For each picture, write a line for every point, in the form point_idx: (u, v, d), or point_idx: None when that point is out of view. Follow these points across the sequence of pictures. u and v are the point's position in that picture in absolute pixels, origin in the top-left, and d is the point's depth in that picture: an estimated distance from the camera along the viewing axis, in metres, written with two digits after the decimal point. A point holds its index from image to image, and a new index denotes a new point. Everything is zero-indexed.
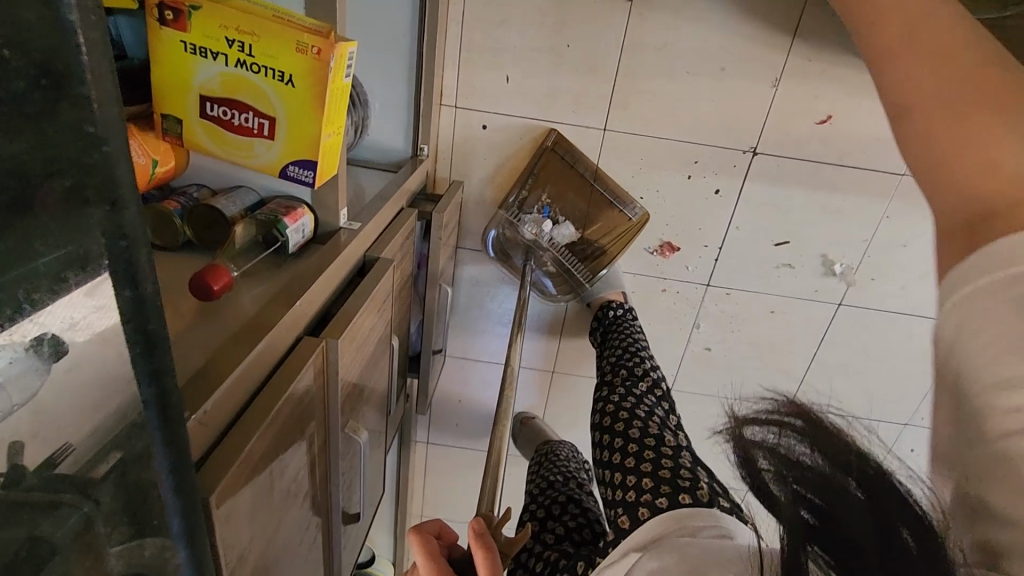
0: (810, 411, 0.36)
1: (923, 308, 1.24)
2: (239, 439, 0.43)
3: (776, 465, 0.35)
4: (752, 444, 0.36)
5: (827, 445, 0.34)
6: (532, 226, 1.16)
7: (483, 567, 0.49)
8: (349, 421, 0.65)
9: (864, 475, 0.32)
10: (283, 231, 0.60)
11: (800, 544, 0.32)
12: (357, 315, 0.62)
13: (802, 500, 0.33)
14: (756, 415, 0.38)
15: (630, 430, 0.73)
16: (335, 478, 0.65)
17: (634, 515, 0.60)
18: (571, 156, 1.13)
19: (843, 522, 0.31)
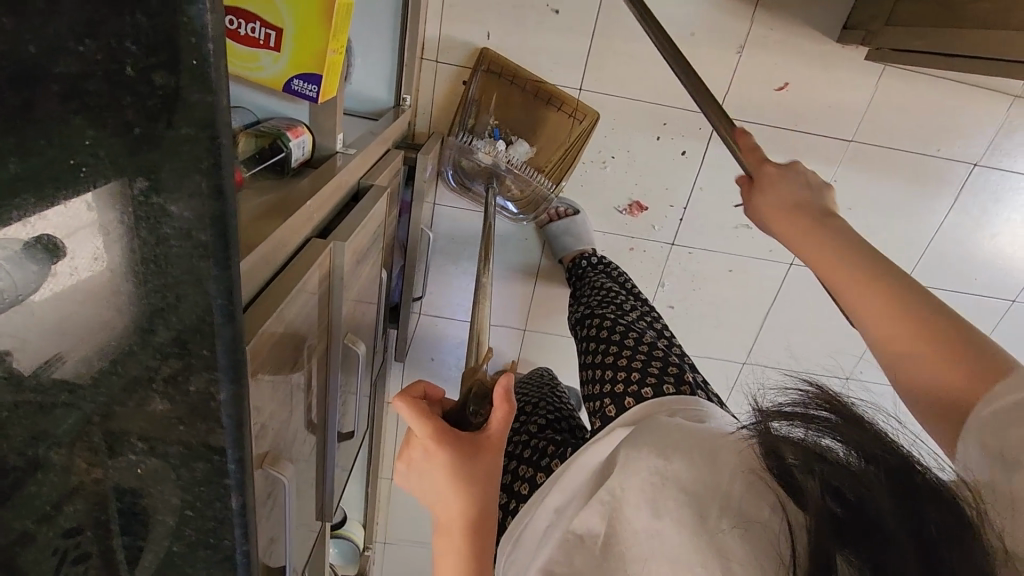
0: (838, 408, 0.44)
1: None
2: (258, 313, 0.45)
3: (802, 460, 0.43)
4: (781, 436, 0.45)
5: (854, 441, 0.41)
6: (486, 149, 1.13)
7: (501, 415, 0.52)
8: (348, 336, 0.67)
9: (891, 466, 0.39)
10: (286, 143, 0.62)
11: (827, 531, 0.39)
12: (358, 230, 0.65)
13: (826, 486, 0.40)
14: (783, 411, 0.46)
15: (625, 338, 0.87)
16: (333, 394, 0.66)
17: (622, 403, 0.76)
18: (505, 73, 1.12)
19: (864, 505, 0.38)
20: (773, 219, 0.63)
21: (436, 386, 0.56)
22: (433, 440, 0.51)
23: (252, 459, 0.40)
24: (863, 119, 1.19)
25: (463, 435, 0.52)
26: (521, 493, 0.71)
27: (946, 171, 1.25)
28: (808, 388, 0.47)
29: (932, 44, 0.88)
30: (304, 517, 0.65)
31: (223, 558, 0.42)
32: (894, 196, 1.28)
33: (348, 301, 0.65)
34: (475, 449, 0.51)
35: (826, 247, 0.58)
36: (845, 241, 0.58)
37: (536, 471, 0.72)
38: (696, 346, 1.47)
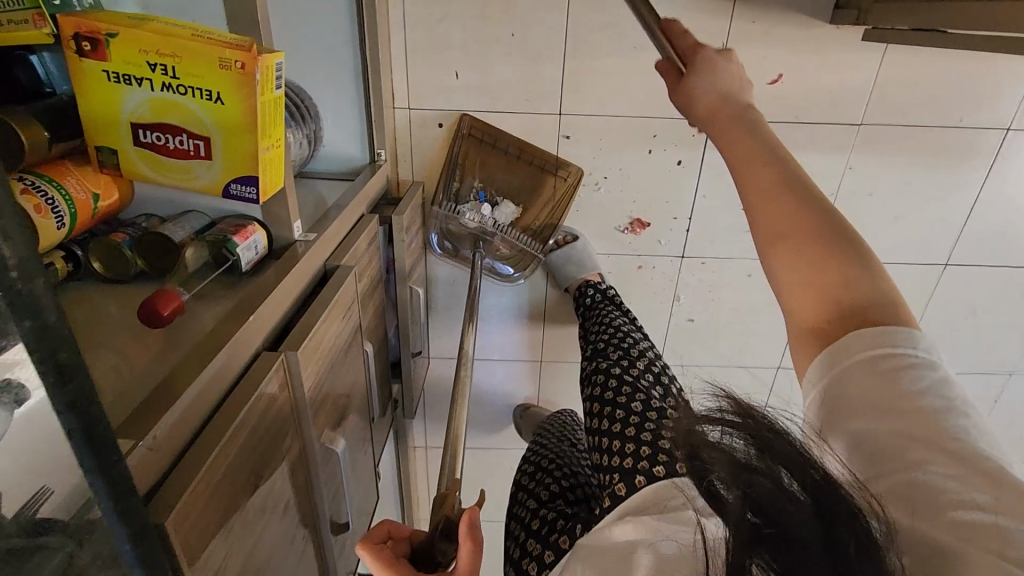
0: (752, 413, 0.45)
1: (895, 254, 1.26)
2: (193, 463, 0.41)
3: (724, 467, 0.43)
4: (707, 442, 0.45)
5: (769, 449, 0.43)
6: (473, 213, 1.16)
7: (467, 555, 0.52)
8: (325, 434, 0.64)
9: (807, 478, 0.42)
10: (233, 249, 0.60)
11: (748, 540, 0.41)
12: (321, 321, 0.62)
13: (750, 501, 0.42)
14: (711, 418, 0.46)
15: (635, 406, 0.83)
16: (318, 491, 0.64)
17: (631, 480, 0.69)
18: (487, 135, 1.13)
19: (786, 523, 0.41)
20: (700, 109, 0.67)
21: (399, 526, 0.58)
22: None
23: None
24: (872, 99, 1.10)
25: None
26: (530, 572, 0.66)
27: (976, 140, 1.13)
28: (733, 395, 0.47)
29: (927, 19, 0.80)
30: None
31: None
32: (920, 175, 1.17)
33: (318, 398, 0.63)
34: None
35: (739, 133, 0.63)
36: (769, 152, 0.60)
37: (544, 548, 0.67)
38: (723, 356, 1.40)
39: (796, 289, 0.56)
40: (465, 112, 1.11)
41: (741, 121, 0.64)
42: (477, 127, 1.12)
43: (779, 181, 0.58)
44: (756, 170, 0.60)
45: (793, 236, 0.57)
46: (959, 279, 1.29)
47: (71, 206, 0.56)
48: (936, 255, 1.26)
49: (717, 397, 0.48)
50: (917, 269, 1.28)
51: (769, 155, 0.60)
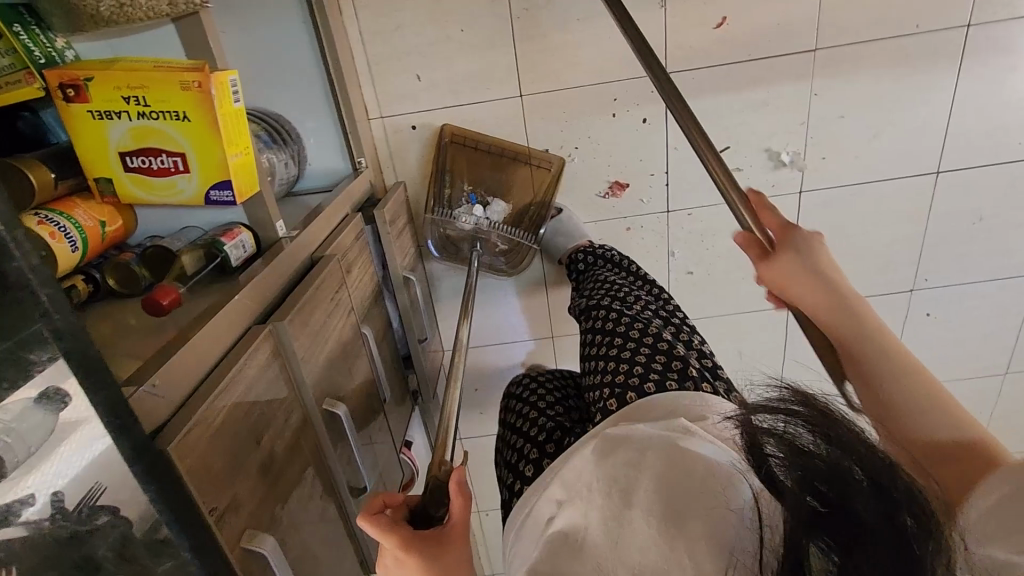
0: (811, 403, 0.47)
1: (883, 171, 1.26)
2: (193, 407, 0.48)
3: (784, 454, 0.46)
4: (764, 430, 0.48)
5: (830, 435, 0.45)
6: (466, 216, 1.24)
7: (460, 507, 0.60)
8: (327, 401, 0.70)
9: (866, 462, 0.43)
10: (221, 248, 0.68)
11: (805, 525, 0.42)
12: (307, 297, 0.69)
13: (807, 483, 0.43)
14: (769, 407, 0.49)
15: (631, 332, 0.89)
16: (330, 454, 0.70)
17: (622, 397, 0.77)
18: (470, 142, 1.21)
19: (844, 503, 0.41)
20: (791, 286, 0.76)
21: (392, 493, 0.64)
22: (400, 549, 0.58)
23: (209, 525, 0.47)
24: (822, 22, 1.12)
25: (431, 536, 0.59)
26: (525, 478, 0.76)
27: (939, 42, 1.13)
28: (791, 386, 0.50)
29: None
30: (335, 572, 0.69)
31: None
32: (890, 88, 1.18)
33: (315, 367, 0.69)
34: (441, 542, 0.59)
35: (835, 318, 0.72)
36: (867, 332, 0.69)
37: None
38: (730, 304, 1.41)
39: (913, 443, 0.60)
40: (448, 121, 1.19)
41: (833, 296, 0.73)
42: (460, 135, 1.20)
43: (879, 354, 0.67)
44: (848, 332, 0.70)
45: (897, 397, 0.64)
46: (956, 185, 1.27)
47: (81, 232, 0.64)
48: (926, 165, 1.25)
49: (777, 387, 0.51)
50: (911, 182, 1.27)
51: (870, 347, 0.68)
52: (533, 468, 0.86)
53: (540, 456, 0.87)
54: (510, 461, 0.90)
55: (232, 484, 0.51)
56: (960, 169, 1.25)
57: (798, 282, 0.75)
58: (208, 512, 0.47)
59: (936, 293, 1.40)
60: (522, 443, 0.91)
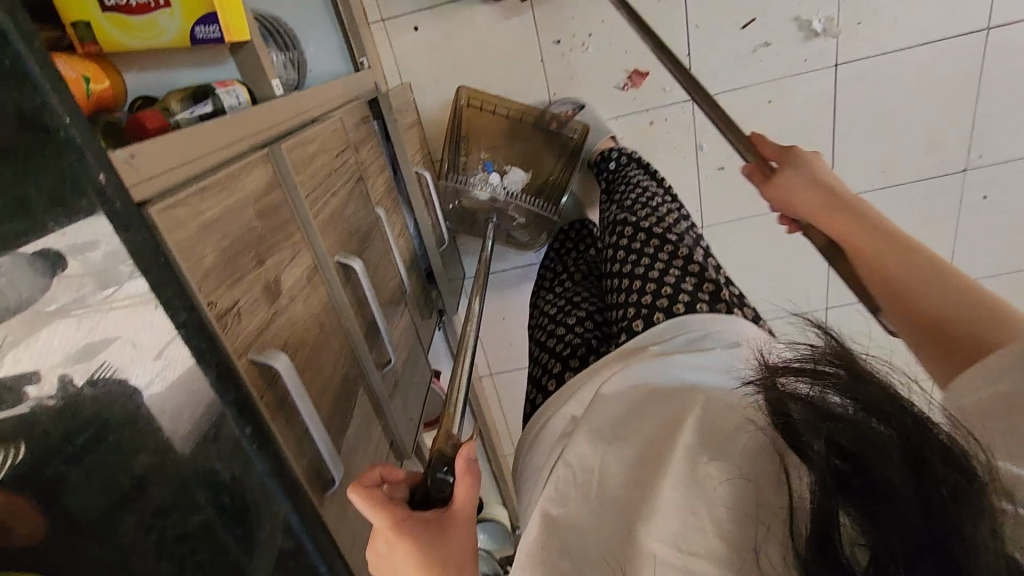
0: (850, 362, 0.39)
1: (928, 32, 1.14)
2: (184, 187, 0.42)
3: (806, 419, 0.38)
4: (789, 394, 0.39)
5: (865, 397, 0.37)
6: (482, 184, 1.22)
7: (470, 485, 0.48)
8: (338, 254, 0.64)
9: (896, 421, 0.36)
10: (215, 93, 0.62)
11: (832, 490, 0.35)
12: (310, 141, 0.64)
13: (835, 446, 0.36)
14: (793, 366, 0.41)
15: (661, 252, 0.79)
16: (346, 311, 0.64)
17: (650, 319, 0.68)
18: (485, 106, 1.20)
19: (874, 465, 0.34)
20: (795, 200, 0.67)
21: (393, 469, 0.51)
22: (390, 527, 0.46)
23: (208, 314, 0.42)
24: None
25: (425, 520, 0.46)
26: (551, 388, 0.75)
27: None
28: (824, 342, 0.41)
29: None
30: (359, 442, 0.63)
31: (235, 449, 0.44)
32: None
33: (323, 214, 0.63)
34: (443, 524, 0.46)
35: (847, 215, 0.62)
36: (880, 231, 0.59)
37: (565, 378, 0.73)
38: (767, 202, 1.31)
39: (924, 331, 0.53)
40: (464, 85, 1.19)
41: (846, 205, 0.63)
42: (476, 98, 1.19)
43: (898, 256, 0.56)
44: (896, 268, 0.56)
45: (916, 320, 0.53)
46: (1013, 41, 1.15)
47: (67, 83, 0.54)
48: (976, 21, 1.13)
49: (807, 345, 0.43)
50: (960, 43, 1.15)
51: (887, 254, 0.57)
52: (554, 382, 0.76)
53: (563, 370, 0.77)
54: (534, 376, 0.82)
55: (234, 289, 0.45)
56: (1016, 21, 1.13)
57: (803, 195, 0.66)
58: (205, 303, 0.41)
59: (995, 170, 1.27)
60: (546, 359, 0.81)
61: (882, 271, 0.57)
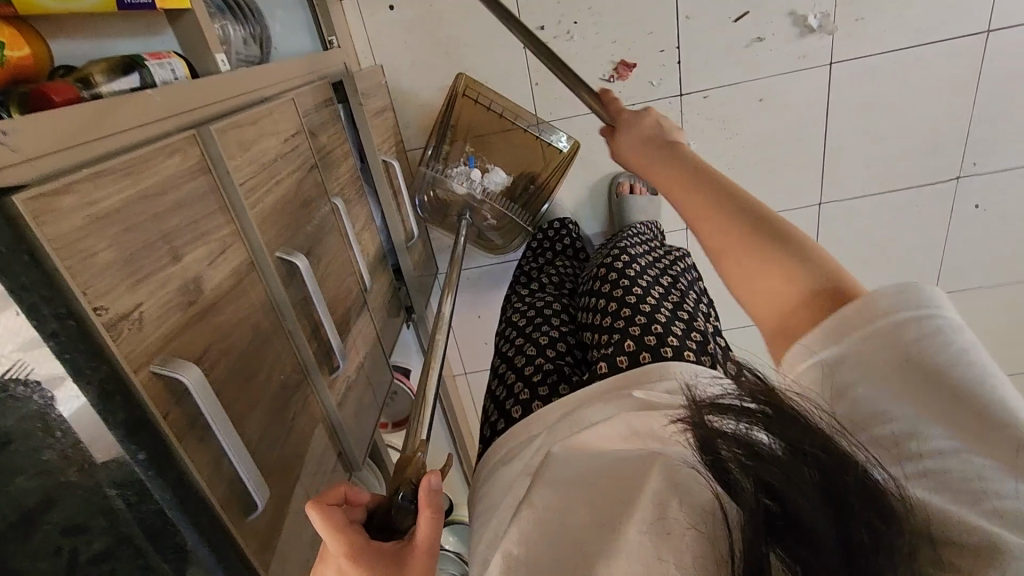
0: (768, 399, 0.37)
1: (927, 32, 1.10)
2: (76, 171, 0.36)
3: (737, 458, 0.36)
4: (715, 430, 0.38)
5: (783, 433, 0.35)
6: (462, 178, 1.15)
7: (427, 522, 0.43)
8: (280, 249, 0.59)
9: (820, 459, 0.34)
10: (143, 65, 0.55)
11: (761, 530, 0.34)
12: (252, 122, 0.58)
13: (760, 483, 0.35)
14: (717, 403, 0.39)
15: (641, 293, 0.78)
16: (285, 311, 0.58)
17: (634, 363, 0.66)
18: (483, 100, 1.14)
19: (795, 506, 0.33)
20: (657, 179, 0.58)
21: (356, 487, 0.47)
22: (344, 554, 0.42)
23: (96, 322, 0.36)
24: None
25: (384, 556, 0.42)
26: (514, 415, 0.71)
27: None
28: (744, 377, 0.40)
29: None
30: (297, 453, 0.57)
31: (130, 477, 0.38)
32: None
33: (264, 203, 0.57)
34: (398, 560, 0.42)
35: (698, 192, 0.53)
36: (726, 218, 0.50)
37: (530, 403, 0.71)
38: None
39: (771, 305, 0.46)
40: (464, 73, 1.13)
41: (694, 180, 0.54)
42: (474, 89, 1.13)
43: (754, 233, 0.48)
44: (726, 239, 0.49)
45: (762, 282, 0.47)
46: (1013, 46, 1.10)
47: None
48: (976, 23, 1.09)
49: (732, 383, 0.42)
50: (959, 45, 1.11)
51: (723, 222, 0.50)
52: (522, 410, 0.71)
53: (530, 398, 0.72)
54: (496, 396, 0.77)
55: (136, 291, 0.39)
56: (1017, 24, 1.09)
57: (648, 170, 0.59)
58: (91, 310, 0.35)
59: (988, 178, 1.23)
60: (512, 381, 0.76)
61: (721, 252, 0.50)
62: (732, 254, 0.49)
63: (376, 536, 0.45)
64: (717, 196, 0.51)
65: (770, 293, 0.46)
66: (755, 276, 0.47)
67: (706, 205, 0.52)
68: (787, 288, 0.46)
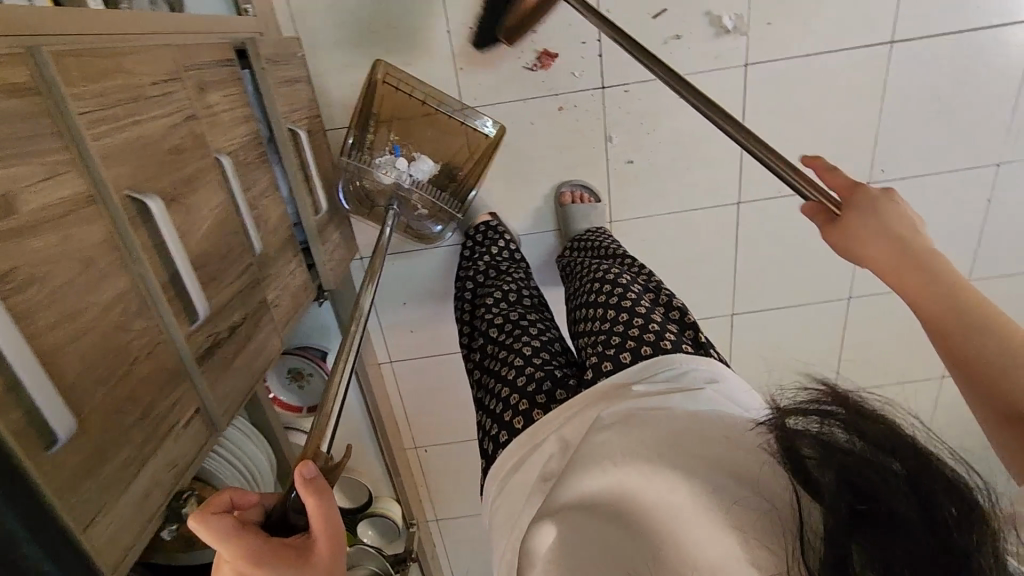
0: (847, 405, 0.49)
1: (835, 41, 1.15)
2: None
3: (819, 454, 0.47)
4: (798, 431, 0.49)
5: (867, 435, 0.47)
6: (387, 168, 1.14)
7: (316, 505, 0.50)
8: (132, 189, 0.57)
9: (904, 459, 0.45)
10: None
11: (845, 521, 0.44)
12: (107, 58, 0.56)
13: (846, 479, 0.45)
14: (801, 409, 0.50)
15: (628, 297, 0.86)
16: (132, 253, 0.56)
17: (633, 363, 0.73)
18: (404, 88, 1.13)
19: (885, 501, 0.43)
20: (875, 261, 0.64)
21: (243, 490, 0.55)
22: (240, 556, 0.49)
23: None
24: None
25: (290, 546, 0.51)
26: (517, 425, 0.77)
27: None
28: (826, 389, 0.51)
29: None
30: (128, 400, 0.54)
31: None
32: None
33: (113, 140, 0.55)
34: (299, 545, 0.51)
35: (933, 288, 0.61)
36: (965, 317, 0.59)
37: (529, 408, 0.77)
38: (674, 201, 1.29)
39: (998, 404, 0.58)
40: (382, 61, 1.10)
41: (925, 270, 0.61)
42: (393, 77, 1.11)
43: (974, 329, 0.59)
44: (966, 337, 0.59)
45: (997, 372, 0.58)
46: (913, 58, 1.17)
47: None
48: (879, 34, 1.15)
49: (804, 392, 0.53)
50: (864, 54, 1.16)
51: (963, 322, 0.59)
52: (522, 418, 0.77)
53: (529, 408, 0.77)
54: (493, 410, 0.82)
55: None
56: (916, 38, 1.15)
57: (896, 280, 0.63)
58: None
59: (895, 186, 1.28)
60: (505, 393, 0.81)
61: (1001, 352, 0.58)
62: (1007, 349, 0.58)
63: (280, 519, 0.54)
64: (956, 293, 0.60)
65: (1005, 377, 0.58)
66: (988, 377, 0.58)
67: (945, 306, 0.60)
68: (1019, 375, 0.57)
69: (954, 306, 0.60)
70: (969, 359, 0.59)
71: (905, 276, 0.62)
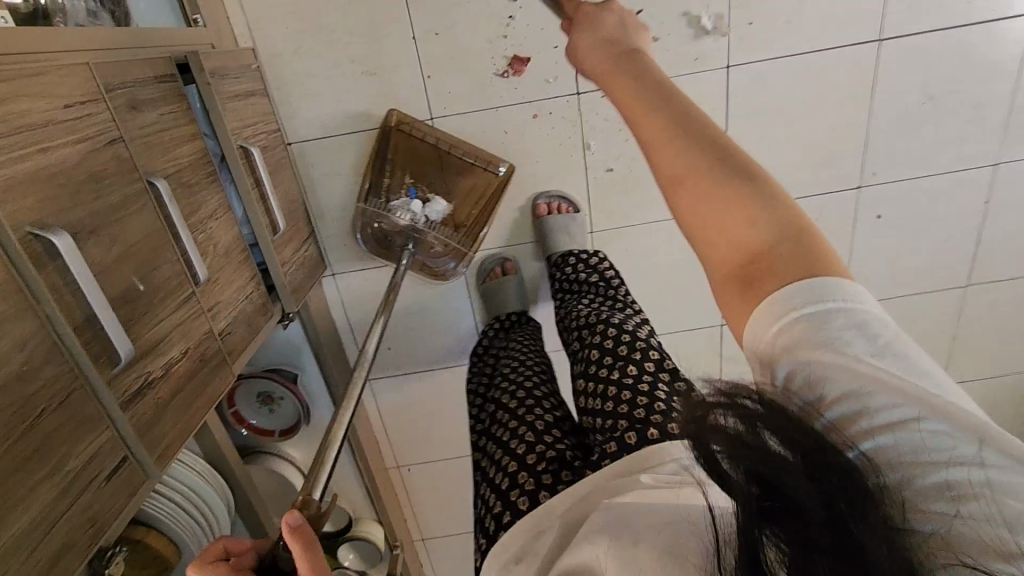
0: (749, 391, 0.41)
1: (820, 39, 1.10)
2: None
3: (725, 447, 0.40)
4: (706, 423, 0.41)
5: (768, 421, 0.39)
6: (402, 209, 1.13)
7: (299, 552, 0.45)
8: (38, 225, 0.52)
9: (808, 447, 0.38)
10: None
11: (753, 515, 0.38)
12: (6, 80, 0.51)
13: (754, 474, 0.38)
14: (705, 398, 0.42)
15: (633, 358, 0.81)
16: (37, 293, 0.51)
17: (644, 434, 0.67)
18: (417, 131, 1.13)
19: (786, 493, 0.37)
20: (628, 98, 0.52)
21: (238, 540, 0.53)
22: None
23: None
24: None
25: None
26: (520, 508, 0.67)
27: None
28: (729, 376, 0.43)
29: None
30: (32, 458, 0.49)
31: None
32: None
33: (14, 172, 0.50)
34: None
35: (678, 135, 0.48)
36: (723, 164, 0.47)
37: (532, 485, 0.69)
38: (657, 209, 1.23)
39: (743, 261, 0.45)
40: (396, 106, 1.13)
41: (678, 113, 0.49)
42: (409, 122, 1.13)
43: (732, 181, 0.47)
44: (703, 178, 0.47)
45: (751, 242, 0.45)
46: (903, 56, 1.11)
47: None
48: (867, 31, 1.09)
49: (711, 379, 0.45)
50: (852, 53, 1.11)
51: (710, 149, 0.48)
52: (528, 501, 0.68)
53: (535, 489, 0.69)
54: (495, 489, 0.73)
55: None
56: (906, 34, 1.09)
57: (640, 120, 0.51)
58: None
59: (888, 189, 1.23)
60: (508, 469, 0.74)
61: (753, 250, 0.45)
62: (771, 257, 0.44)
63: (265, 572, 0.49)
64: (712, 138, 0.48)
65: (733, 239, 0.46)
66: (716, 217, 0.46)
67: (698, 162, 0.47)
68: (782, 245, 0.45)
69: (719, 160, 0.47)
70: (708, 224, 0.47)
71: (648, 111, 0.50)
